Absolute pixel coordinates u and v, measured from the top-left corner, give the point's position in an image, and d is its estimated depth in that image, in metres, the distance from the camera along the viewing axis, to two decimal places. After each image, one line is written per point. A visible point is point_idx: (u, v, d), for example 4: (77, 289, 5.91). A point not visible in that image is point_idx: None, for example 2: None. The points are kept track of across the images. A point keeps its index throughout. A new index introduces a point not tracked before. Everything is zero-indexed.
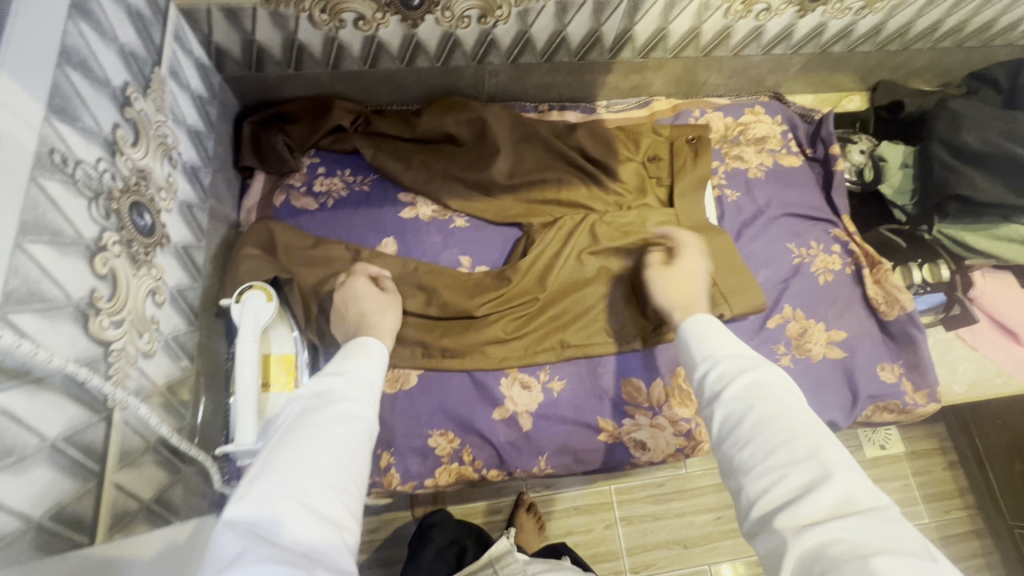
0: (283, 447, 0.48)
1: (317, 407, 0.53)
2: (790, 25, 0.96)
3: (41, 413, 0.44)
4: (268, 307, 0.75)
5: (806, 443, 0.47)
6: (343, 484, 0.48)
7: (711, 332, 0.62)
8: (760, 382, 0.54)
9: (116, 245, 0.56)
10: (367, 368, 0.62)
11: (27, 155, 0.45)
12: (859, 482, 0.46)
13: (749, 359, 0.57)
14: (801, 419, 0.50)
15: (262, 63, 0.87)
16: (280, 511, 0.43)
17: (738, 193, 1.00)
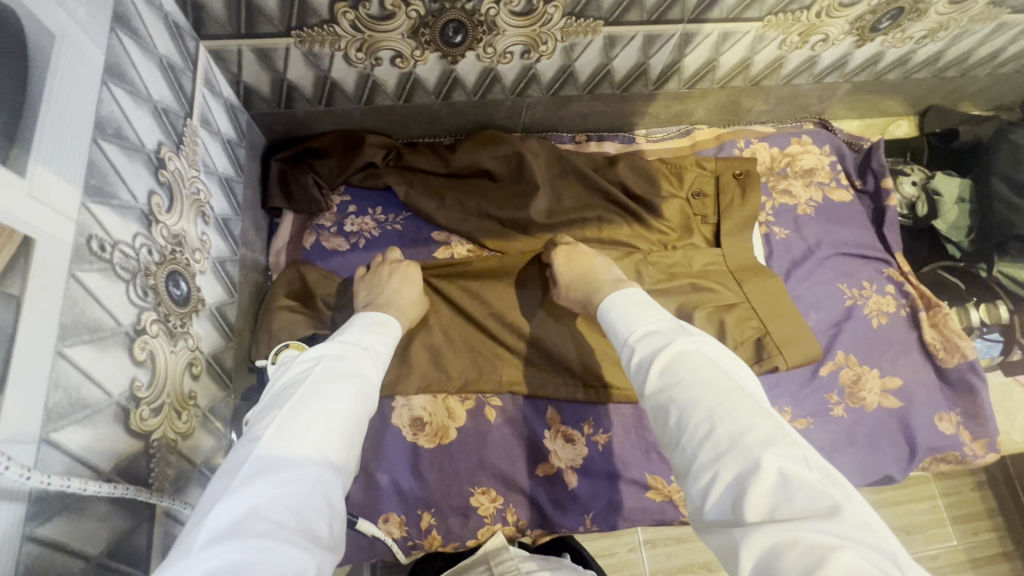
0: (296, 411, 0.51)
1: (330, 375, 0.56)
2: (846, 54, 0.91)
3: (84, 534, 0.40)
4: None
5: (738, 421, 0.48)
6: (330, 457, 0.50)
7: (633, 313, 0.64)
8: (685, 357, 0.55)
9: (154, 325, 0.52)
10: (378, 343, 0.64)
11: (66, 250, 0.41)
12: (795, 455, 0.46)
13: (670, 334, 0.59)
14: (727, 395, 0.51)
15: (292, 101, 0.83)
16: (284, 475, 0.45)
17: (787, 231, 0.96)
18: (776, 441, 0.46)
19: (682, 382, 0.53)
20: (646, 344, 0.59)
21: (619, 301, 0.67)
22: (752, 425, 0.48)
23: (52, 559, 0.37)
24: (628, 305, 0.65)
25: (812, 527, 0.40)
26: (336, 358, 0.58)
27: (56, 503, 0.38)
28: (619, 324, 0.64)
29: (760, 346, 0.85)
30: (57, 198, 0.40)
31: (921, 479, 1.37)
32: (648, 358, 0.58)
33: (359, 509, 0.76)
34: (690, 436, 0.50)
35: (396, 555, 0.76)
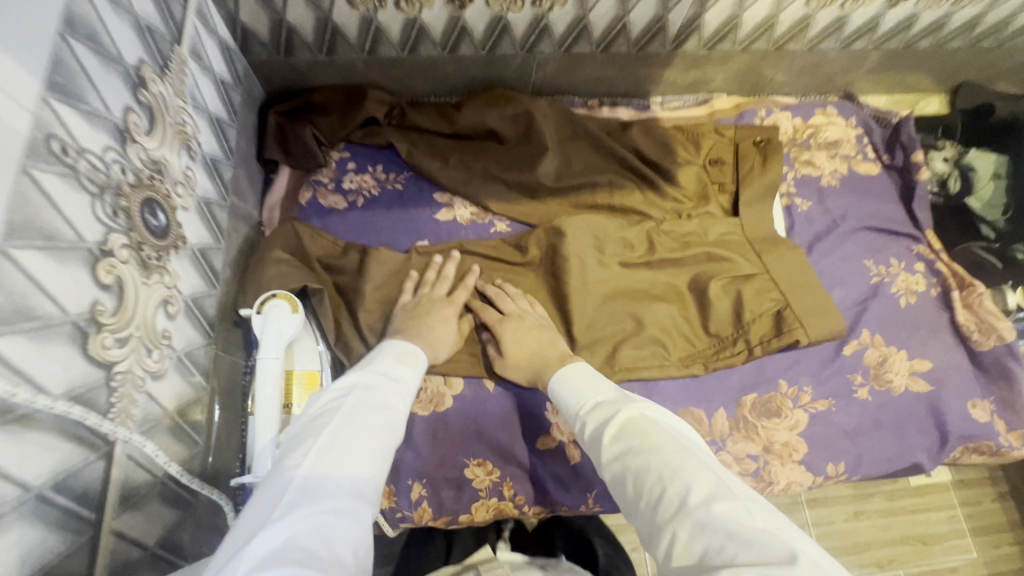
0: (334, 442, 0.46)
1: (363, 406, 0.51)
2: (876, 16, 0.86)
3: (24, 458, 0.36)
4: (293, 320, 0.68)
5: (687, 481, 0.44)
6: (366, 495, 0.45)
7: (583, 381, 0.61)
8: (633, 421, 0.52)
9: (124, 250, 0.48)
10: (409, 376, 0.60)
11: (20, 142, 0.37)
12: (743, 508, 0.42)
13: (617, 401, 0.56)
14: (671, 453, 0.47)
15: (291, 47, 0.79)
16: (320, 512, 0.41)
17: (809, 203, 0.90)
18: (722, 497, 0.42)
19: (632, 446, 0.50)
20: (596, 415, 0.56)
21: (569, 371, 0.64)
22: (696, 481, 0.44)
23: None
24: (577, 377, 0.63)
25: (771, 571, 0.36)
26: (368, 389, 0.54)
27: None
28: (571, 397, 0.61)
29: (778, 319, 0.80)
30: (10, 84, 0.36)
31: (940, 488, 1.29)
32: (597, 428, 0.54)
33: None
34: (647, 498, 0.46)
35: (383, 525, 0.72)
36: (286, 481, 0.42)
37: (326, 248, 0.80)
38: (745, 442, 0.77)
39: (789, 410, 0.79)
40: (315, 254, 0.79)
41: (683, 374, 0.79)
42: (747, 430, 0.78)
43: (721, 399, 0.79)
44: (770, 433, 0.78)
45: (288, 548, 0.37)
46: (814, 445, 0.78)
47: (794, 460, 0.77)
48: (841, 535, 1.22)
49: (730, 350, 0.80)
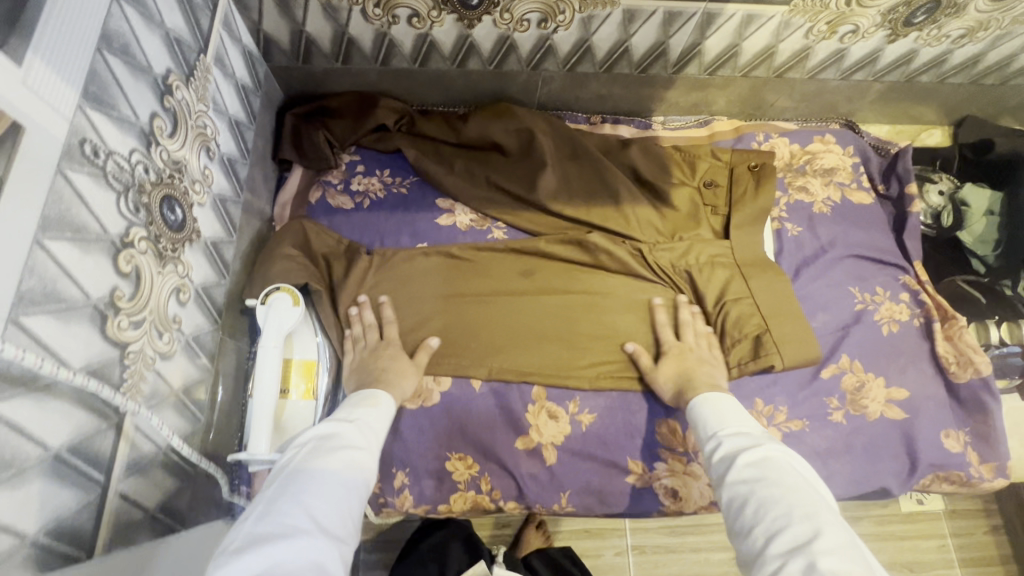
0: (293, 487, 0.51)
1: (319, 450, 0.57)
2: (877, 49, 0.88)
3: (47, 422, 0.41)
4: (293, 313, 0.73)
5: (818, 527, 0.48)
6: (330, 530, 0.49)
7: (723, 411, 0.67)
8: (772, 461, 0.57)
9: (143, 242, 0.53)
10: (374, 416, 0.66)
11: (56, 146, 0.42)
12: (862, 565, 0.45)
13: (760, 438, 0.61)
14: (810, 501, 0.51)
15: (309, 56, 0.84)
16: (269, 545, 0.45)
17: (800, 228, 0.92)
18: (847, 553, 0.46)
19: (766, 479, 0.54)
20: (734, 442, 0.62)
21: (705, 399, 0.70)
22: (827, 530, 0.48)
23: (8, 438, 0.38)
24: (715, 406, 0.68)
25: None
26: (327, 435, 0.60)
27: (19, 384, 0.39)
28: (709, 418, 0.67)
29: (758, 343, 0.83)
30: (53, 95, 0.42)
31: (930, 515, 1.30)
32: (733, 453, 0.60)
33: None
34: (763, 530, 0.51)
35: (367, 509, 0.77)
36: (240, 532, 0.47)
37: (332, 247, 0.86)
38: None
39: (763, 427, 0.82)
40: (322, 252, 0.84)
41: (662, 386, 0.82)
42: None
43: None
44: None
45: None
46: None
47: None
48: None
49: None
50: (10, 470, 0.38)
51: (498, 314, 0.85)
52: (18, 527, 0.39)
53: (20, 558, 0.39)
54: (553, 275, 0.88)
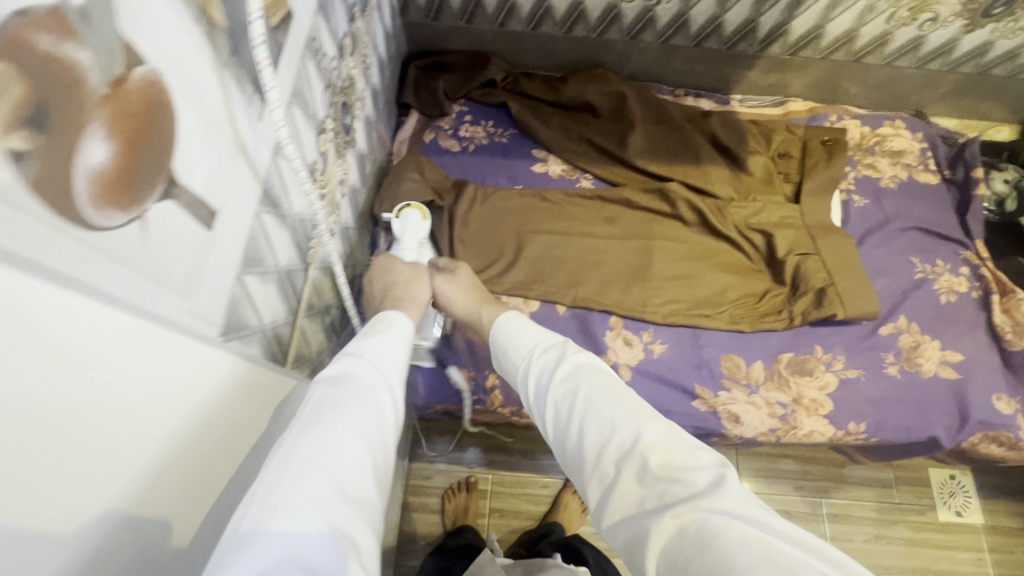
0: (307, 448, 0.42)
1: (331, 399, 0.48)
2: (953, 39, 0.96)
3: (280, 243, 0.53)
4: (422, 224, 0.85)
5: (639, 424, 0.50)
6: (354, 497, 0.42)
7: (522, 329, 0.64)
8: (584, 371, 0.56)
9: (331, 132, 0.66)
10: (389, 347, 0.56)
11: (305, 36, 0.55)
12: (682, 448, 0.48)
13: (567, 349, 0.59)
14: (623, 401, 0.52)
15: (440, 13, 0.97)
16: (287, 528, 0.37)
17: (866, 201, 1.00)
18: (668, 442, 0.49)
19: (584, 390, 0.54)
20: (545, 359, 0.59)
21: (508, 321, 0.66)
22: (646, 425, 0.50)
23: (264, 242, 0.50)
24: (516, 325, 0.65)
25: (700, 500, 0.43)
26: (338, 378, 0.50)
27: (272, 206, 0.51)
28: (517, 340, 0.63)
29: (822, 294, 0.90)
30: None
31: (968, 528, 1.26)
32: (549, 374, 0.58)
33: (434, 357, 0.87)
34: (594, 443, 0.51)
35: (462, 403, 0.87)
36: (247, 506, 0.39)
37: (441, 181, 0.98)
38: (777, 391, 0.87)
39: (821, 372, 0.89)
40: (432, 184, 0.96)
41: (729, 327, 0.91)
42: (780, 380, 0.88)
43: (760, 352, 0.90)
44: (801, 388, 0.88)
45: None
46: (841, 406, 0.87)
47: (819, 414, 0.86)
48: (858, 555, 1.21)
49: (774, 316, 0.91)
50: (262, 267, 0.50)
51: (585, 249, 0.95)
52: (261, 314, 0.51)
53: (260, 338, 0.51)
54: (635, 222, 0.97)
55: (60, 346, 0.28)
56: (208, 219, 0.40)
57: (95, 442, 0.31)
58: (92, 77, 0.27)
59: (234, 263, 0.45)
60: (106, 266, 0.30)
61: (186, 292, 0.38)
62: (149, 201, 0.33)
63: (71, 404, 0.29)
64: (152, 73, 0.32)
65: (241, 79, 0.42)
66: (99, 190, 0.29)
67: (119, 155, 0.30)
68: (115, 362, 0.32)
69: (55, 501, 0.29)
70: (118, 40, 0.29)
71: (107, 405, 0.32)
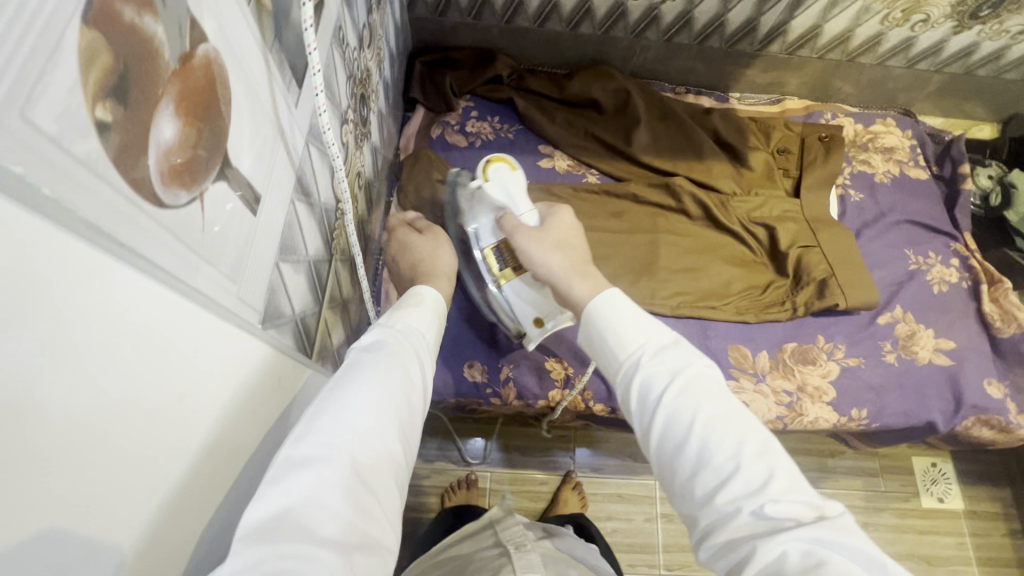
0: (340, 401, 0.44)
1: (365, 360, 0.50)
2: (942, 40, 1.00)
3: (309, 232, 0.53)
4: (517, 175, 0.77)
5: (767, 460, 0.46)
6: (382, 458, 0.44)
7: (628, 320, 0.57)
8: (703, 388, 0.51)
9: (351, 122, 0.65)
10: (421, 321, 0.58)
11: (333, 24, 0.55)
12: (812, 497, 0.45)
13: (685, 357, 0.54)
14: (749, 431, 0.48)
15: (448, 8, 0.98)
16: (310, 475, 0.39)
17: (862, 195, 1.03)
18: (796, 483, 0.45)
19: (703, 408, 0.49)
20: (658, 362, 0.54)
21: (608, 307, 0.59)
22: (777, 464, 0.46)
23: (296, 230, 0.49)
24: (618, 312, 0.58)
25: (831, 553, 0.40)
26: (370, 343, 0.52)
27: (304, 194, 0.50)
28: (622, 334, 0.57)
29: (823, 285, 0.92)
30: None
31: (950, 514, 1.31)
32: (661, 383, 0.52)
33: (445, 351, 0.87)
34: (711, 471, 0.47)
35: (474, 396, 0.87)
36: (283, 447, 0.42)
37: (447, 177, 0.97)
38: (783, 379, 0.89)
39: (824, 360, 0.92)
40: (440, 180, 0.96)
41: (735, 318, 0.93)
42: (785, 369, 0.90)
43: (765, 342, 0.92)
44: (805, 376, 0.90)
45: (284, 515, 0.37)
46: (843, 392, 0.90)
47: (823, 401, 0.89)
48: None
49: (778, 306, 0.94)
50: (294, 255, 0.49)
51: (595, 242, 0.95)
52: (293, 303, 0.50)
53: (292, 328, 0.50)
54: (641, 216, 0.99)
55: (133, 319, 0.27)
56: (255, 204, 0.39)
57: (155, 420, 0.30)
58: (164, 53, 0.27)
59: (273, 250, 0.44)
60: (173, 247, 0.29)
61: (236, 278, 0.37)
62: (207, 183, 0.33)
63: (137, 379, 0.28)
64: (212, 53, 0.32)
65: (281, 62, 0.42)
66: (167, 168, 0.28)
67: (184, 134, 0.29)
68: (173, 336, 0.30)
69: (104, 500, 0.27)
70: (186, 16, 0.29)
71: (166, 388, 0.30)
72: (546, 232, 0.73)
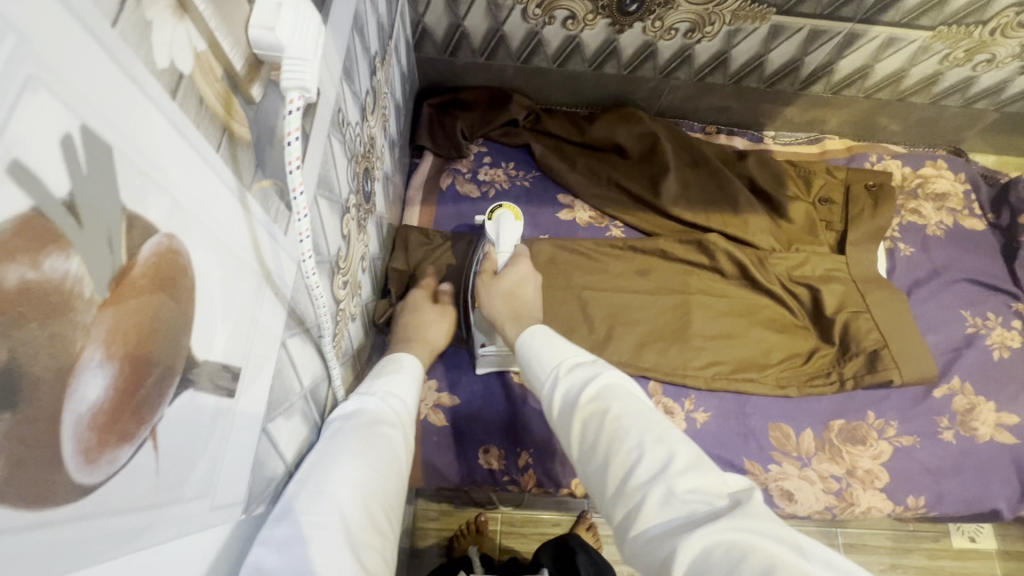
0: (333, 472, 0.42)
1: (350, 428, 0.48)
2: (1005, 79, 0.91)
3: (304, 363, 0.45)
4: (515, 227, 0.81)
5: (670, 447, 0.42)
6: (374, 525, 0.41)
7: (546, 342, 0.57)
8: (612, 389, 0.48)
9: (353, 208, 0.57)
10: (403, 387, 0.57)
11: (330, 110, 0.47)
12: (714, 478, 0.41)
13: (596, 364, 0.52)
14: (657, 422, 0.45)
15: (458, 49, 0.89)
16: (321, 547, 0.36)
17: (913, 249, 0.94)
18: (700, 469, 0.41)
19: (613, 407, 0.46)
20: (574, 373, 0.52)
21: (534, 334, 0.59)
22: (680, 449, 0.42)
23: (289, 372, 0.42)
24: (542, 338, 0.58)
25: (736, 527, 0.35)
26: (354, 409, 0.51)
27: (297, 325, 0.42)
28: (541, 353, 0.56)
29: (875, 357, 0.84)
30: (333, 65, 0.46)
31: (984, 555, 1.18)
32: (573, 390, 0.50)
33: (459, 433, 0.79)
34: (619, 462, 0.43)
35: (492, 484, 0.79)
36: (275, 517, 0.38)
37: (425, 242, 0.88)
38: (831, 463, 0.81)
39: (875, 440, 0.83)
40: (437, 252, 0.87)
41: (776, 393, 0.84)
42: (833, 450, 0.82)
43: (809, 420, 0.83)
44: (854, 459, 0.82)
45: None
46: (896, 477, 0.81)
47: (876, 487, 0.80)
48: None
49: (822, 378, 0.85)
50: (286, 403, 0.41)
51: (623, 304, 0.87)
52: (285, 455, 0.42)
53: (283, 483, 0.42)
54: (669, 275, 0.90)
55: None
56: (233, 384, 0.31)
57: None
58: (84, 288, 0.19)
59: (259, 416, 0.36)
60: (103, 532, 0.21)
61: (205, 491, 0.29)
62: (158, 411, 0.24)
63: None
64: (164, 242, 0.23)
65: (265, 195, 0.34)
66: (94, 438, 0.20)
67: (119, 379, 0.21)
68: None
69: None
70: (120, 218, 0.20)
71: None
72: (506, 280, 0.73)
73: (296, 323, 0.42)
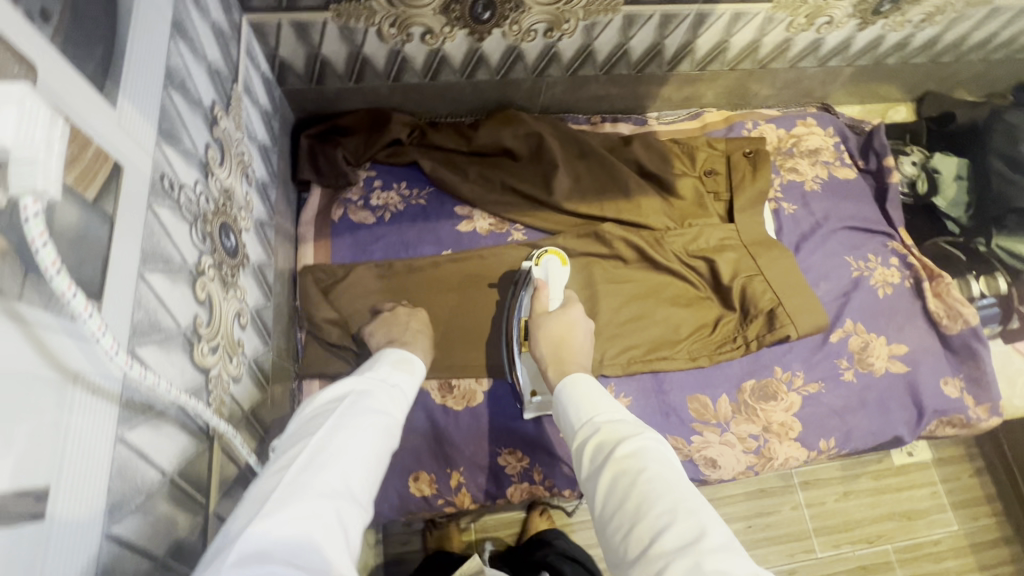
0: (339, 445, 0.44)
1: (363, 408, 0.49)
2: (849, 37, 0.97)
3: (161, 447, 0.43)
4: (563, 270, 0.84)
5: (701, 522, 0.41)
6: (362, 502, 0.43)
7: (589, 395, 0.57)
8: (648, 451, 0.47)
9: (210, 269, 0.54)
10: (409, 384, 0.59)
11: (145, 180, 0.44)
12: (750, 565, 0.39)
13: (638, 425, 0.51)
14: (692, 494, 0.44)
15: (324, 77, 0.87)
16: (314, 513, 0.38)
17: (795, 206, 1.00)
18: (735, 550, 0.39)
19: (646, 468, 0.46)
20: (608, 427, 0.52)
21: (576, 384, 0.59)
22: (713, 526, 0.41)
23: (138, 464, 0.39)
24: (582, 390, 0.58)
25: None
26: (365, 391, 0.52)
27: (140, 411, 0.40)
28: (576, 405, 0.56)
29: (772, 316, 0.88)
30: (138, 132, 0.43)
31: (919, 466, 1.25)
32: (607, 445, 0.50)
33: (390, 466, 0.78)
34: (645, 527, 0.43)
35: (427, 511, 0.80)
36: (275, 477, 0.41)
37: (324, 279, 0.86)
38: (748, 424, 0.85)
39: (785, 393, 0.88)
40: (337, 289, 0.85)
41: (690, 366, 0.87)
42: (748, 412, 0.86)
43: (724, 386, 0.87)
44: (769, 415, 0.86)
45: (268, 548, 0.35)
46: (807, 424, 0.86)
47: (790, 438, 0.85)
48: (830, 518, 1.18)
49: (730, 344, 0.89)
50: (141, 495, 0.40)
51: None
52: (147, 547, 0.40)
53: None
54: (574, 269, 0.91)
55: None
56: (37, 506, 0.30)
57: None
58: None
59: (94, 523, 0.34)
60: None
61: None
62: None
63: None
64: None
65: (48, 296, 0.31)
66: None
67: None
68: None
69: None
70: None
71: None
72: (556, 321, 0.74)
73: (137, 413, 0.39)
